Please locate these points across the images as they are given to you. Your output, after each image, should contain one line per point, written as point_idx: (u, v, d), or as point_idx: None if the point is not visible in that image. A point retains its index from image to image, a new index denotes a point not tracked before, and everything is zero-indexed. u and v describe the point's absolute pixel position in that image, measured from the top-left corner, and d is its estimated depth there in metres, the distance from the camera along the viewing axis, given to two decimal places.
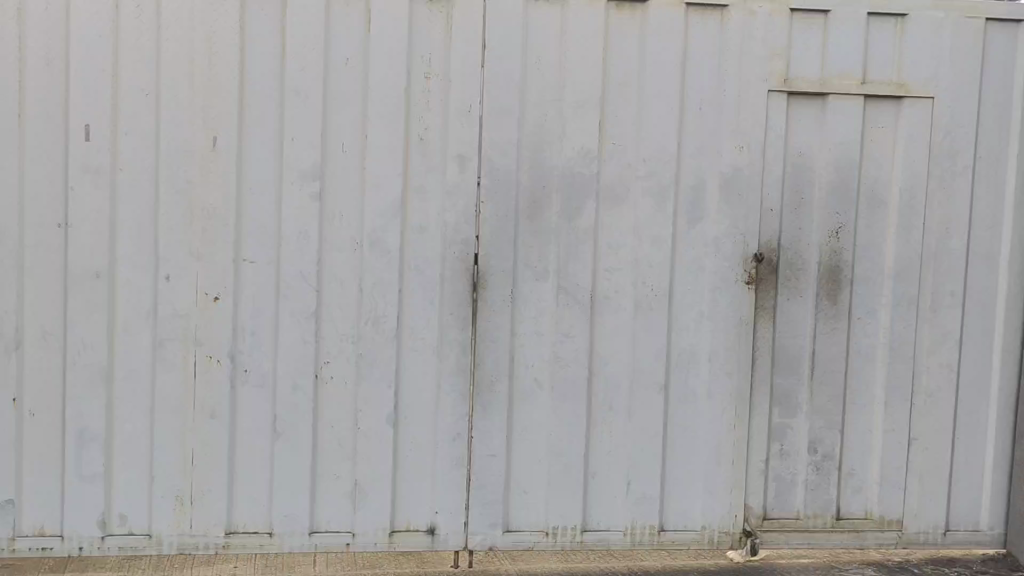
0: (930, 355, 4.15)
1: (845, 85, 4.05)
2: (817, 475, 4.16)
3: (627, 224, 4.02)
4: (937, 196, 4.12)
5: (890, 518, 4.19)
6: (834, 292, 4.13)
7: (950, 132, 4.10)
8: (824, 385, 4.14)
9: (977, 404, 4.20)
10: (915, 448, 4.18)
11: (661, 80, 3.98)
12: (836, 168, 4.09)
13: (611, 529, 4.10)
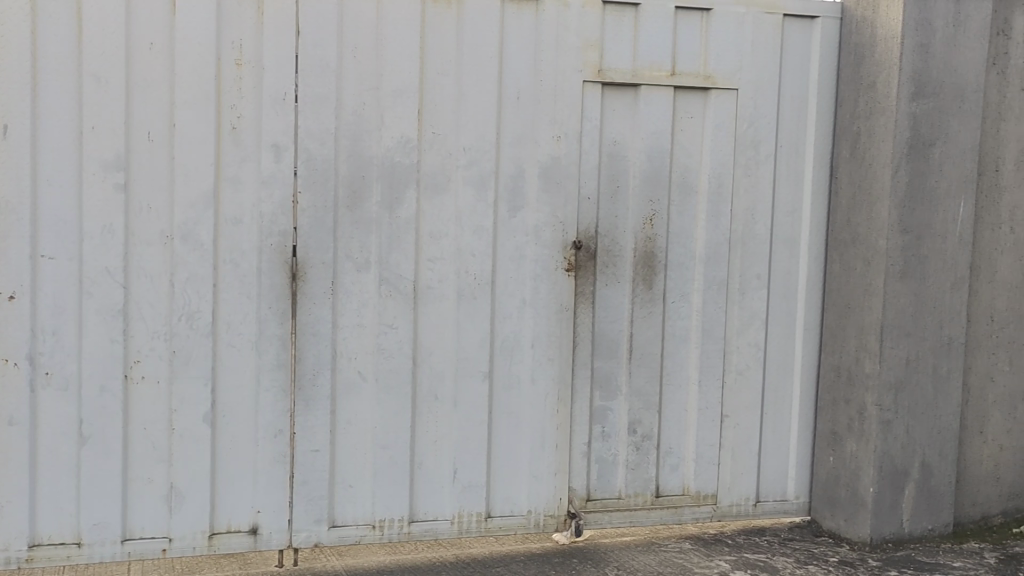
0: (739, 335, 4.35)
1: (656, 77, 4.19)
2: (636, 455, 4.29)
3: (448, 214, 4.02)
4: (743, 184, 4.32)
5: (705, 493, 4.37)
6: (649, 277, 4.27)
7: (754, 123, 4.30)
8: (641, 368, 4.28)
9: (782, 381, 4.43)
10: (727, 425, 4.37)
11: (479, 70, 4.00)
12: (649, 157, 4.22)
13: (438, 519, 4.10)
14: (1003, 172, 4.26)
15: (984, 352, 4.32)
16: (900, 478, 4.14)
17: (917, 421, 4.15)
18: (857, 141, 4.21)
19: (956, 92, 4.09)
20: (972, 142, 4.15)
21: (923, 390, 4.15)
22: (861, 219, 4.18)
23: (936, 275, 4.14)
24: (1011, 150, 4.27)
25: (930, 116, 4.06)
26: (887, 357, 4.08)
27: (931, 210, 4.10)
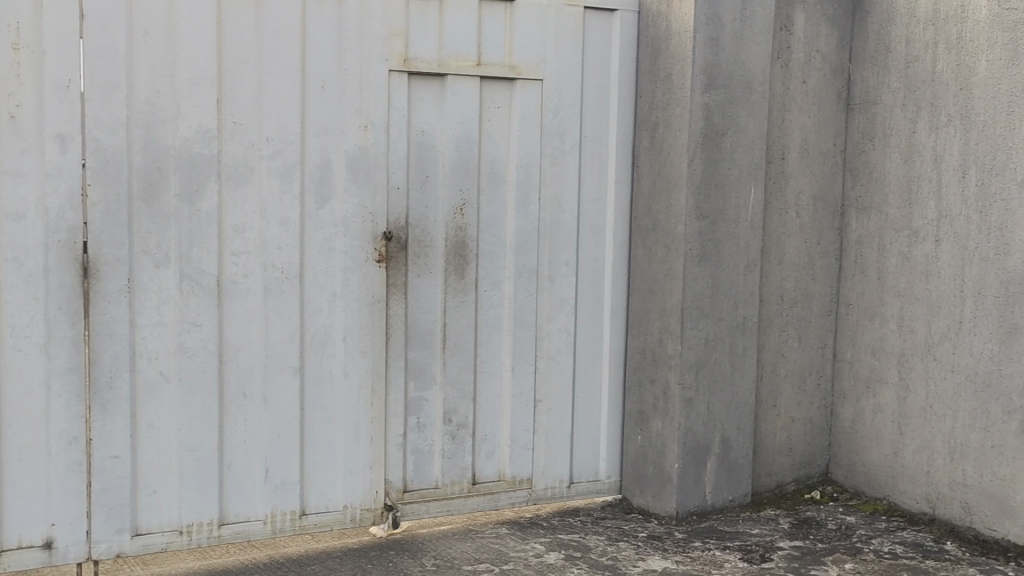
0: (550, 321, 4.44)
1: (461, 67, 4.20)
2: (452, 444, 4.31)
3: (252, 206, 3.90)
4: (550, 173, 4.40)
5: (521, 477, 4.45)
6: (461, 267, 4.28)
7: (559, 113, 4.39)
8: (455, 357, 4.29)
9: (592, 364, 4.56)
10: (541, 410, 4.46)
11: (281, 58, 3.89)
12: (457, 146, 4.23)
13: (250, 520, 4.00)
14: (789, 160, 4.53)
15: (776, 330, 4.58)
16: (702, 453, 4.34)
17: (716, 398, 4.36)
18: (656, 131, 4.37)
19: (744, 83, 4.31)
20: (760, 131, 4.38)
21: (721, 368, 4.36)
22: (661, 206, 4.34)
23: (730, 258, 4.35)
24: (795, 139, 4.53)
25: (721, 107, 4.25)
26: (688, 338, 4.26)
27: (724, 197, 4.31)
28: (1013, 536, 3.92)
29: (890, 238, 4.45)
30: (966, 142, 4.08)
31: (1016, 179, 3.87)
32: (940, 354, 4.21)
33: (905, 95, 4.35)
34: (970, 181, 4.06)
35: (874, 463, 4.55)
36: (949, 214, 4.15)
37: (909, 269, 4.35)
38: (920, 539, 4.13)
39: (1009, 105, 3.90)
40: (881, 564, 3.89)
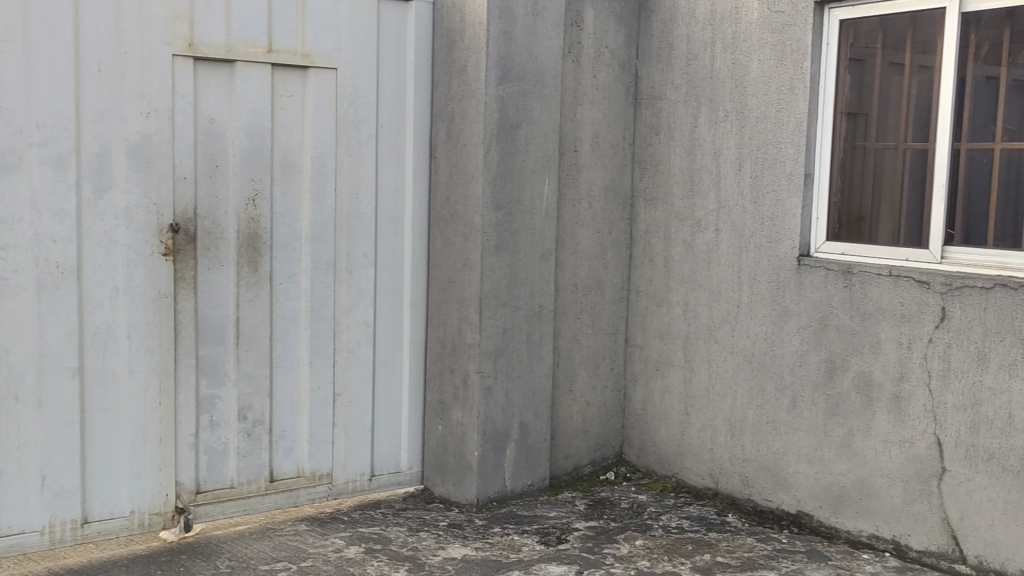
0: (348, 314, 4.40)
1: (251, 53, 4.05)
2: (247, 441, 4.19)
3: (23, 196, 3.60)
4: (345, 163, 4.34)
5: (320, 472, 4.40)
6: (254, 259, 4.16)
7: (354, 102, 4.33)
8: (249, 352, 4.17)
9: (392, 355, 4.55)
10: (340, 403, 4.41)
11: (52, 38, 3.61)
12: (247, 135, 4.08)
13: (26, 532, 3.72)
14: (581, 152, 4.67)
15: (571, 317, 4.72)
16: (502, 440, 4.42)
17: (514, 385, 4.45)
18: (452, 123, 4.41)
19: (537, 77, 4.40)
20: (553, 124, 4.48)
21: (519, 356, 4.45)
22: (458, 196, 4.38)
23: (526, 248, 4.44)
24: (587, 132, 4.68)
25: (515, 100, 4.33)
26: (486, 327, 4.31)
27: (520, 188, 4.38)
28: (786, 505, 4.29)
29: (675, 228, 4.70)
30: (742, 136, 4.38)
31: (784, 172, 4.23)
32: (721, 337, 4.51)
33: (687, 91, 4.61)
34: (746, 173, 4.38)
35: (662, 443, 4.82)
36: (727, 204, 4.45)
37: (692, 257, 4.63)
38: (705, 512, 4.39)
39: (778, 102, 4.24)
40: (669, 538, 4.08)
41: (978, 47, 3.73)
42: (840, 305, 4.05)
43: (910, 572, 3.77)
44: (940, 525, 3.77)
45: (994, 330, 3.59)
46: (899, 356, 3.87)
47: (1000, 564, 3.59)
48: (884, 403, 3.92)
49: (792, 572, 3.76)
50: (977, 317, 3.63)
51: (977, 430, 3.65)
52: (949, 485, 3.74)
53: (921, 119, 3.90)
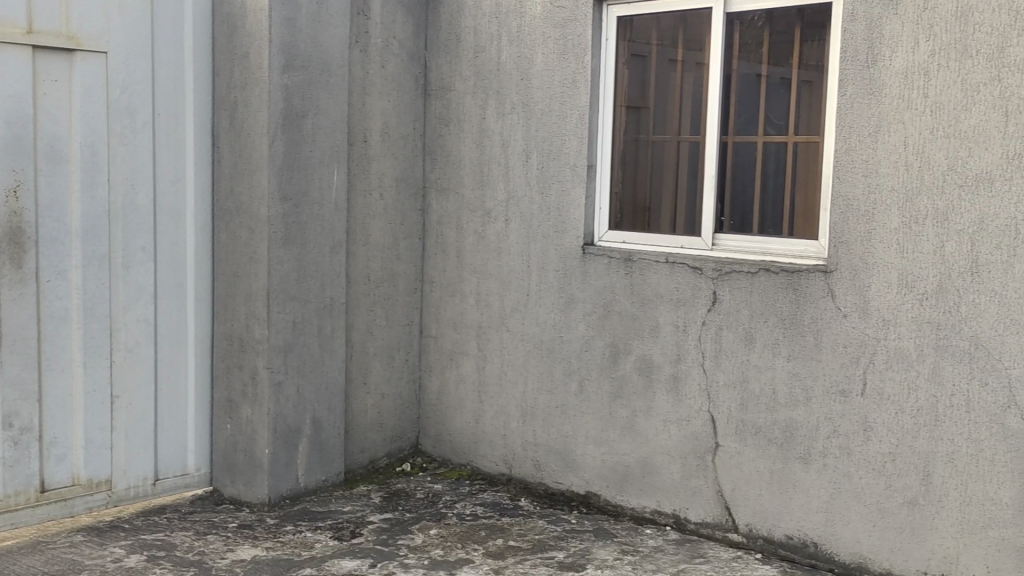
0: (126, 311, 4.18)
1: (9, 33, 3.75)
2: (14, 451, 3.90)
3: None
4: (119, 152, 4.10)
5: (99, 479, 4.16)
6: (17, 256, 3.86)
7: (127, 88, 4.11)
8: (14, 355, 3.87)
9: (175, 354, 4.37)
10: (119, 405, 4.19)
11: None
12: (6, 121, 3.77)
13: None
14: (371, 143, 4.63)
15: (364, 310, 4.69)
16: (293, 436, 4.33)
17: (306, 379, 4.37)
18: (235, 112, 4.27)
19: (324, 66, 4.32)
20: (341, 114, 4.42)
21: (310, 350, 4.37)
22: (242, 187, 4.25)
23: (315, 240, 4.36)
24: (376, 123, 4.65)
25: (301, 89, 4.23)
26: (275, 322, 4.21)
27: (307, 179, 4.30)
28: (575, 486, 4.46)
29: (466, 219, 4.77)
30: (528, 129, 4.50)
31: (569, 163, 4.38)
32: (512, 326, 4.62)
33: (475, 83, 4.68)
34: (533, 164, 4.50)
35: (457, 431, 4.88)
36: (516, 195, 4.57)
37: (483, 247, 4.71)
38: (498, 498, 4.47)
39: (562, 95, 4.38)
40: (463, 525, 4.12)
41: (743, 45, 4.01)
42: (622, 291, 4.25)
43: (688, 543, 4.01)
44: (714, 497, 4.04)
45: (759, 313, 3.91)
46: (676, 338, 4.11)
47: (768, 530, 3.92)
48: (664, 384, 4.15)
49: (580, 551, 3.89)
50: (744, 301, 3.94)
51: (745, 406, 3.95)
52: (722, 460, 4.01)
53: (694, 113, 4.14)
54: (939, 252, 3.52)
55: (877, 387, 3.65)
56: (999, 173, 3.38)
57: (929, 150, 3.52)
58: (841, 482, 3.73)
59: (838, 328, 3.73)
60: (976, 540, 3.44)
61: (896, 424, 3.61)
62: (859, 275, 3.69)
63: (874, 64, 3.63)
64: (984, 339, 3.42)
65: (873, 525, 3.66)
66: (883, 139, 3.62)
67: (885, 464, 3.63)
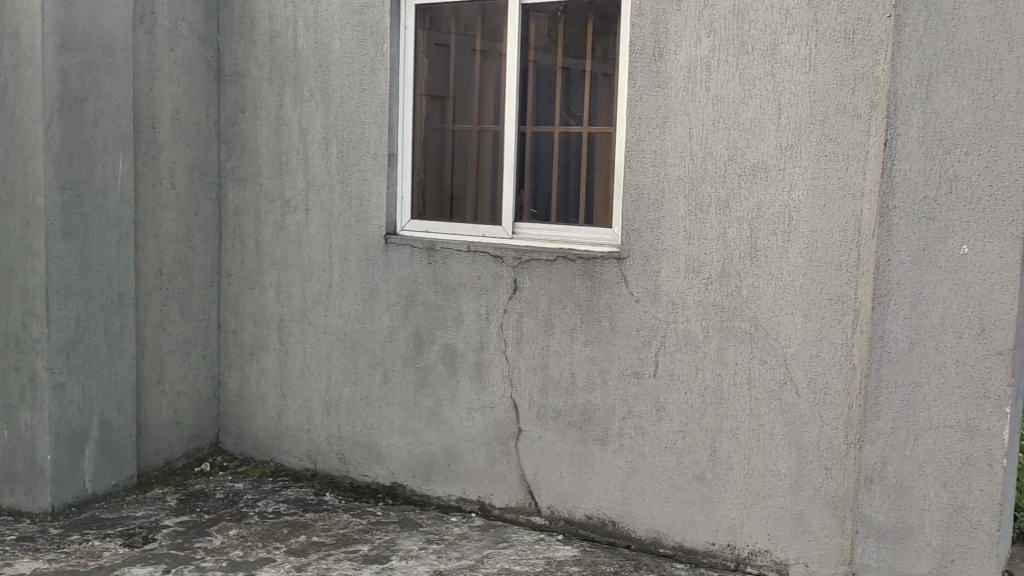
0: None
1: None
2: None
3: None
4: None
5: None
6: None
7: None
8: None
9: None
10: None
11: None
12: None
13: None
14: (160, 130, 4.41)
15: (156, 304, 4.47)
16: (78, 440, 4.09)
17: (92, 380, 4.12)
18: (5, 94, 3.96)
19: (105, 48, 4.08)
20: (125, 98, 4.19)
21: (96, 348, 4.13)
22: (15, 175, 3.95)
23: (99, 232, 4.11)
24: (165, 109, 4.43)
25: (79, 71, 3.98)
26: (55, 320, 3.95)
27: (89, 167, 4.05)
28: (381, 478, 4.42)
29: (264, 209, 4.63)
30: (327, 116, 4.41)
31: (369, 152, 4.33)
32: (314, 318, 4.53)
33: (271, 69, 4.55)
34: (332, 153, 4.42)
35: (259, 428, 4.75)
36: (315, 184, 4.47)
37: (283, 238, 4.59)
38: (302, 494, 4.38)
39: (361, 83, 4.32)
40: (264, 524, 4.01)
41: (538, 36, 4.07)
42: (424, 281, 4.24)
43: (492, 528, 4.05)
44: (517, 482, 4.11)
45: (558, 300, 3.99)
46: (478, 326, 4.14)
47: (568, 511, 4.01)
48: (467, 372, 4.18)
49: (385, 543, 3.86)
50: (544, 288, 4.01)
51: (545, 391, 4.03)
52: (524, 445, 4.08)
53: (493, 102, 4.18)
54: (721, 239, 3.71)
55: (667, 368, 3.81)
56: (774, 164, 3.60)
57: (712, 141, 3.70)
58: (637, 461, 3.87)
59: (631, 312, 3.86)
60: (758, 509, 3.66)
61: (686, 404, 3.78)
62: (650, 261, 3.83)
63: (660, 57, 3.76)
64: (763, 320, 3.64)
65: (666, 501, 3.82)
66: (670, 129, 3.77)
67: (676, 442, 3.80)
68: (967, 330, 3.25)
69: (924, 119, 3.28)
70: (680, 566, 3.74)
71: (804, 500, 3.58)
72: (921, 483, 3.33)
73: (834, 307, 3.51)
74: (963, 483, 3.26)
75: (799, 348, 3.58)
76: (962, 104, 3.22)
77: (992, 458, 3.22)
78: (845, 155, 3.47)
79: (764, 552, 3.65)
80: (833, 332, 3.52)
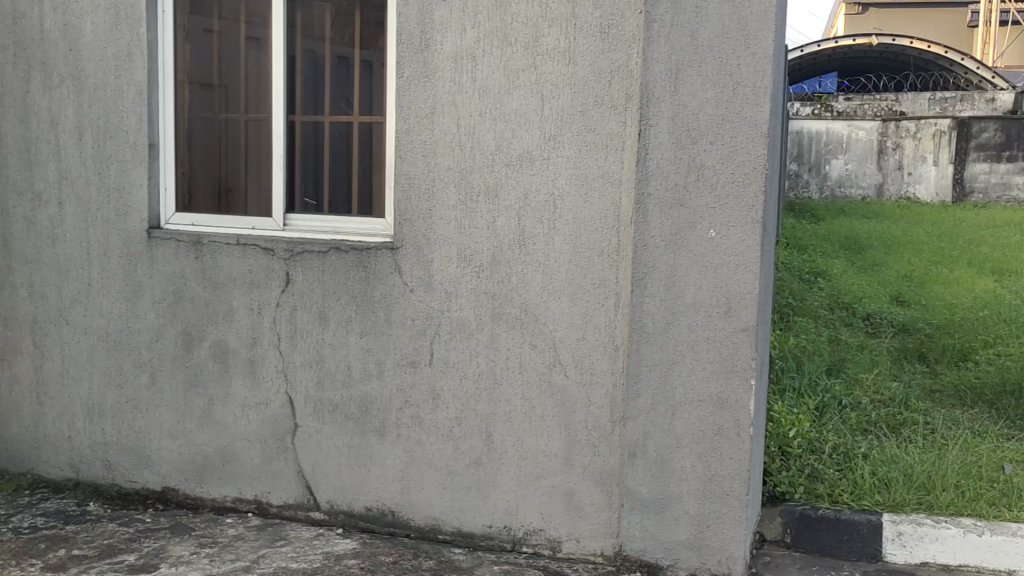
0: None
1: None
2: None
3: None
4: None
5: None
6: None
7: None
8: None
9: None
10: None
11: None
12: None
13: None
14: None
15: None
16: None
17: None
18: None
19: None
20: None
21: None
22: None
23: None
24: None
25: None
26: None
27: None
28: (151, 484, 4.23)
29: (13, 203, 4.31)
30: (80, 104, 4.16)
31: (128, 142, 4.11)
32: (73, 319, 4.27)
33: (15, 52, 4.24)
34: (88, 143, 4.17)
35: (15, 438, 4.43)
36: (69, 175, 4.20)
37: (35, 234, 4.29)
38: (63, 506, 4.13)
39: (116, 68, 4.09)
40: (19, 541, 3.75)
41: (305, 25, 4.01)
42: (192, 276, 4.08)
43: (269, 527, 3.96)
44: (295, 478, 4.03)
45: (332, 292, 3.94)
46: (250, 322, 4.03)
47: (348, 504, 3.98)
48: (239, 369, 4.06)
49: (153, 550, 3.70)
50: (318, 280, 3.95)
51: (322, 384, 3.98)
52: (301, 440, 4.02)
53: (259, 91, 4.07)
54: (491, 228, 3.77)
55: (442, 356, 3.85)
56: (538, 154, 3.70)
57: (479, 131, 3.76)
58: (414, 450, 3.89)
59: (405, 302, 3.87)
60: (532, 489, 3.77)
61: (461, 391, 3.84)
62: (422, 250, 3.85)
63: (427, 48, 3.78)
64: (532, 306, 3.74)
65: (444, 487, 3.87)
66: (439, 119, 3.79)
67: (452, 428, 3.85)
68: (715, 309, 3.46)
69: (673, 111, 3.47)
70: (458, 551, 3.79)
71: (574, 477, 3.72)
72: (678, 454, 3.53)
73: (598, 292, 3.66)
74: (715, 453, 3.49)
75: (566, 332, 3.71)
76: (707, 96, 3.43)
77: (740, 428, 3.46)
78: (604, 145, 3.62)
79: (538, 531, 3.77)
80: (596, 315, 3.67)
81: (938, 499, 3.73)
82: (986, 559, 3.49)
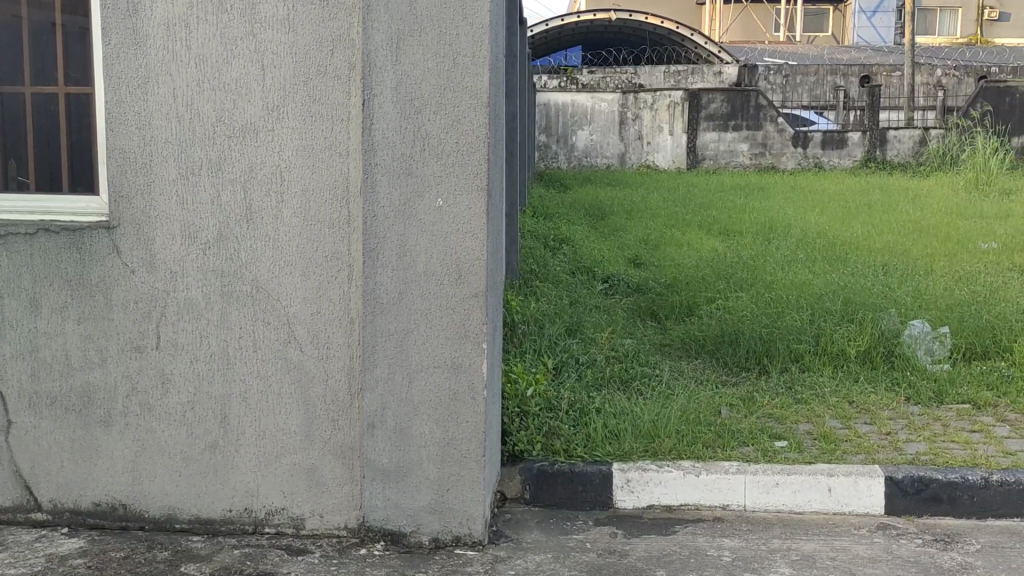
0: None
1: None
2: None
3: None
4: None
5: None
6: None
7: None
8: None
9: None
10: None
11: None
12: None
13: None
14: None
15: None
16: None
17: None
18: None
19: None
20: None
21: None
22: None
23: None
24: None
25: None
26: None
27: None
28: None
29: None
30: None
31: None
32: None
33: None
34: None
35: None
36: None
37: None
38: None
39: None
40: None
41: None
42: None
43: None
44: (12, 479, 3.75)
45: (43, 276, 3.67)
46: None
47: (73, 501, 3.74)
48: None
49: None
50: (26, 264, 3.66)
51: (37, 376, 3.71)
52: (17, 437, 3.74)
53: None
54: (215, 202, 3.63)
55: (170, 338, 3.68)
56: (262, 125, 3.59)
57: (197, 102, 3.59)
58: (145, 439, 3.71)
59: (126, 283, 3.66)
60: (272, 469, 3.69)
61: (192, 373, 3.69)
62: (142, 229, 3.65)
63: (135, 13, 3.55)
64: (263, 281, 3.65)
65: (179, 475, 3.71)
66: (153, 90, 3.59)
67: (184, 413, 3.70)
68: (446, 276, 3.50)
69: (396, 80, 3.46)
70: (196, 539, 3.66)
71: (315, 453, 3.68)
72: (416, 422, 3.56)
73: (329, 264, 3.62)
74: (452, 417, 3.55)
75: (300, 307, 3.65)
76: (428, 67, 3.45)
77: (474, 392, 3.53)
78: (329, 115, 3.57)
79: (280, 511, 3.70)
80: (330, 288, 3.63)
81: (662, 445, 4.00)
82: (703, 497, 3.78)
